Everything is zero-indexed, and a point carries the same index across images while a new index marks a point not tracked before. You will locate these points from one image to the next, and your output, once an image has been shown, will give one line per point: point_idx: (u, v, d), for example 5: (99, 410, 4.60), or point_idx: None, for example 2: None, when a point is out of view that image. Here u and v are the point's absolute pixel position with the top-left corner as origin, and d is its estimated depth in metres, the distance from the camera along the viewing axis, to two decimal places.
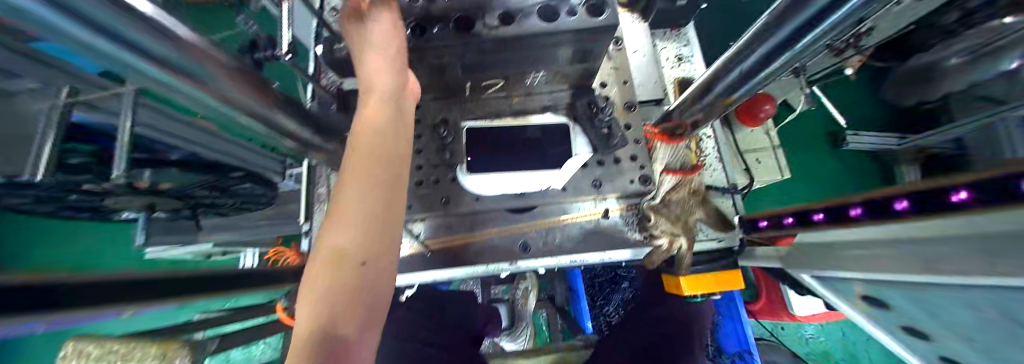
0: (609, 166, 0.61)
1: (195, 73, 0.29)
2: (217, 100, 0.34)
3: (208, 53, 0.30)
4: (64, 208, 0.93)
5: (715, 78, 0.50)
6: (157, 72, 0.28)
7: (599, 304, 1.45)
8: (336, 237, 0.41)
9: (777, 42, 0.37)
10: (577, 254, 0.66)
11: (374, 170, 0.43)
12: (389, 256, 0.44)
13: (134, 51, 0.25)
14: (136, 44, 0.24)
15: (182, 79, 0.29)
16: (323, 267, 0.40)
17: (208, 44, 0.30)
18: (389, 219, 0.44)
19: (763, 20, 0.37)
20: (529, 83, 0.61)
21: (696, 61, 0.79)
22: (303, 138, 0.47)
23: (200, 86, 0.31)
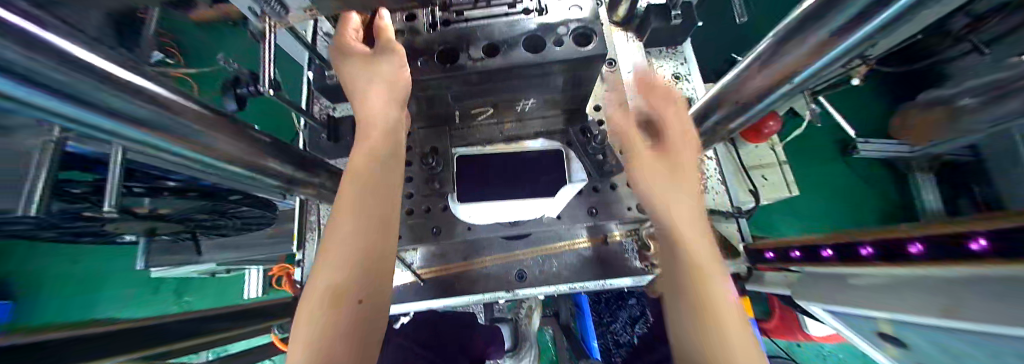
0: (604, 193, 0.59)
1: (167, 125, 0.29)
2: (191, 149, 0.33)
3: (180, 105, 0.29)
4: (64, 234, 0.93)
5: (712, 104, 0.49)
6: (127, 131, 0.27)
7: (606, 321, 1.36)
8: (324, 273, 0.40)
9: (780, 70, 0.36)
10: (575, 283, 0.63)
11: (363, 203, 0.42)
12: (381, 293, 0.42)
13: (107, 114, 0.24)
14: (110, 108, 0.24)
15: (153, 133, 0.28)
16: (309, 306, 0.38)
17: (193, 106, 0.30)
18: (381, 253, 0.43)
19: (766, 45, 0.36)
20: (520, 110, 0.61)
21: (695, 79, 0.77)
22: (283, 174, 0.46)
23: (170, 137, 0.30)
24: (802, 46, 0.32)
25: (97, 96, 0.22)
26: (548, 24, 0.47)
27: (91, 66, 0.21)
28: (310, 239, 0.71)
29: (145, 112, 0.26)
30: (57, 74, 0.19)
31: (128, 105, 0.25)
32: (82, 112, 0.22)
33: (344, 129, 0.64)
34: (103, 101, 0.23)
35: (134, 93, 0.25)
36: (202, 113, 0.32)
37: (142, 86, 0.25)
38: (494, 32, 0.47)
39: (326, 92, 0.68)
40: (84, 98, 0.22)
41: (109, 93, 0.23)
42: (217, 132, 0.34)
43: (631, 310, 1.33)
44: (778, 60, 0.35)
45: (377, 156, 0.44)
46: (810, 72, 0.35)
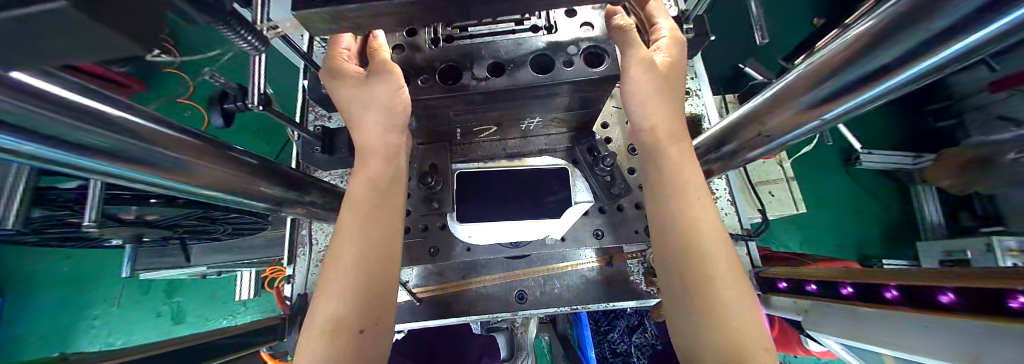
0: (613, 215, 0.56)
1: (137, 154, 0.27)
2: (165, 177, 0.31)
3: (154, 132, 0.27)
4: (48, 239, 0.90)
5: (728, 132, 0.47)
6: (90, 162, 0.25)
7: (604, 330, 1.33)
8: (325, 305, 0.37)
9: (805, 103, 0.34)
10: (579, 305, 0.60)
11: (364, 229, 0.41)
12: (384, 322, 0.40)
13: (61, 147, 0.22)
14: (66, 139, 0.22)
15: (119, 164, 0.27)
16: (310, 341, 0.35)
17: (164, 128, 0.29)
18: (387, 279, 0.41)
19: (793, 77, 0.35)
20: (524, 128, 0.58)
21: (706, 94, 0.77)
22: (267, 194, 0.44)
23: (138, 166, 0.28)
24: (835, 81, 0.30)
25: (50, 128, 0.21)
26: (559, 42, 0.45)
27: (46, 97, 0.19)
28: (300, 254, 0.71)
29: (109, 142, 0.24)
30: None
31: (90, 136, 0.23)
32: (33, 144, 0.21)
33: (339, 141, 0.62)
34: (57, 133, 0.21)
35: (98, 123, 0.23)
36: (176, 139, 0.30)
37: (108, 114, 0.24)
38: (501, 50, 0.45)
39: (323, 102, 0.66)
40: (30, 129, 0.20)
41: (64, 125, 0.21)
42: (198, 158, 0.32)
43: (628, 320, 1.32)
44: (800, 93, 0.34)
45: (378, 180, 0.44)
46: (842, 110, 0.33)
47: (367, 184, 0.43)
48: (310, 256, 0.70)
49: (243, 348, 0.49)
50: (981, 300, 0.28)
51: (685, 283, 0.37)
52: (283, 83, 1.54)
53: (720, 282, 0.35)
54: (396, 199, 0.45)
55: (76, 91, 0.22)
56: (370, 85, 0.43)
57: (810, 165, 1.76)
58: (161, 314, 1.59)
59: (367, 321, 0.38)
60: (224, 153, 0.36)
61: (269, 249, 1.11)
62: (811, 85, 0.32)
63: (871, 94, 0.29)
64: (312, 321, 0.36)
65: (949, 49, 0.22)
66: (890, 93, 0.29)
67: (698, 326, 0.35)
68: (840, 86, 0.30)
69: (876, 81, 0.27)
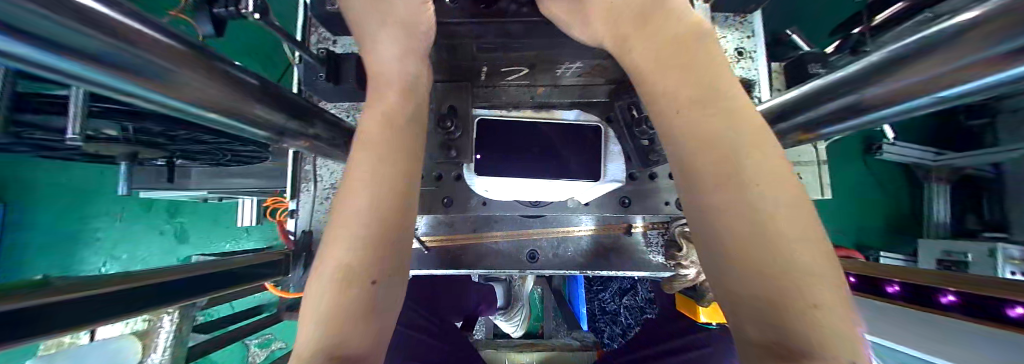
0: (641, 183, 0.52)
1: (127, 63, 0.22)
2: (164, 93, 0.26)
3: (142, 35, 0.21)
4: (45, 151, 0.87)
5: (797, 104, 0.41)
6: (83, 70, 0.20)
7: (596, 289, 1.39)
8: (334, 253, 0.34)
9: (919, 79, 0.27)
10: (588, 268, 0.59)
11: (375, 174, 0.36)
12: (397, 272, 0.37)
13: (49, 48, 0.17)
14: (54, 40, 0.17)
15: (114, 74, 0.22)
16: (318, 288, 0.33)
17: (163, 34, 0.23)
18: (398, 230, 0.37)
19: (888, 52, 0.29)
20: (558, 74, 0.50)
21: (761, 58, 0.68)
22: (273, 122, 0.39)
23: (145, 83, 0.24)
24: (958, 59, 0.23)
25: (28, 20, 0.15)
26: None
27: None
28: (304, 189, 0.68)
29: (98, 45, 0.19)
30: None
31: (94, 43, 0.19)
32: (19, 44, 0.16)
33: (347, 71, 0.55)
34: (39, 30, 0.16)
35: (84, 20, 0.18)
36: (170, 47, 0.24)
37: (104, 14, 0.19)
38: None
39: (328, 22, 0.57)
40: (10, 26, 0.15)
41: (58, 23, 0.16)
42: (201, 74, 0.27)
43: (621, 283, 1.37)
44: (911, 67, 0.27)
45: (393, 120, 0.38)
46: (954, 92, 0.25)
47: (381, 123, 0.38)
48: (315, 193, 0.67)
49: (243, 282, 0.48)
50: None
51: (743, 270, 0.32)
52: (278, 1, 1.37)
53: (803, 272, 0.29)
54: (412, 146, 0.40)
55: None
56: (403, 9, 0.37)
57: (834, 151, 1.68)
58: (167, 232, 1.64)
59: (378, 272, 0.35)
60: (226, 73, 0.30)
61: (269, 182, 1.08)
62: (932, 63, 0.25)
63: (996, 79, 0.22)
64: (321, 267, 0.34)
65: None
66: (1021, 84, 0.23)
67: (755, 316, 0.31)
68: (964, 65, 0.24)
69: (1001, 67, 0.21)
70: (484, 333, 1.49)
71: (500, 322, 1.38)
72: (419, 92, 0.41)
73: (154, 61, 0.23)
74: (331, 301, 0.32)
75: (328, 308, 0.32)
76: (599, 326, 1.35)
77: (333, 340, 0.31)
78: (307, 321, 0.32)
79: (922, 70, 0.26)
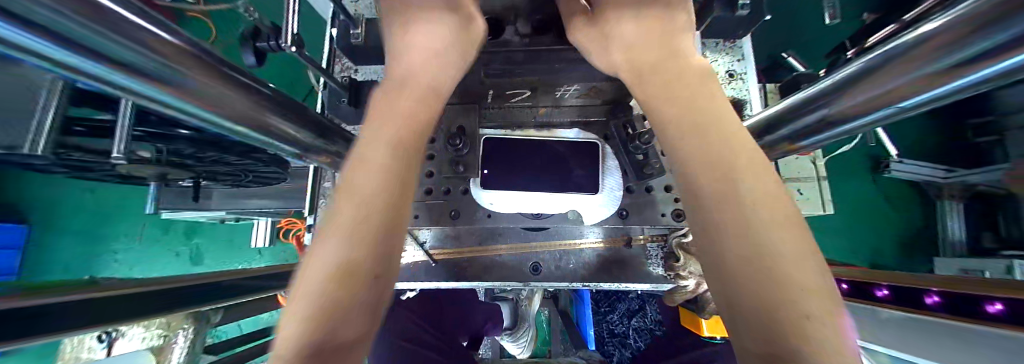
0: (639, 196, 0.55)
1: (175, 80, 0.26)
2: (211, 110, 0.31)
3: (190, 57, 0.26)
4: (83, 171, 0.94)
5: (780, 119, 0.44)
6: (139, 86, 0.25)
7: (603, 311, 1.37)
8: (328, 246, 0.33)
9: (879, 92, 0.30)
10: (590, 281, 0.61)
11: (383, 171, 0.37)
12: (394, 267, 0.38)
13: (116, 66, 0.22)
14: (112, 56, 0.21)
15: (163, 89, 0.26)
16: (311, 281, 0.32)
17: (205, 56, 0.28)
18: (399, 227, 0.38)
19: (853, 68, 0.32)
20: (558, 96, 0.55)
21: (751, 79, 0.72)
22: (298, 139, 0.44)
23: (189, 97, 0.28)
24: (914, 70, 0.26)
25: (98, 43, 0.20)
26: None
27: (98, 10, 0.19)
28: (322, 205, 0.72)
29: (153, 65, 0.24)
30: (43, 9, 0.16)
31: (141, 58, 0.23)
32: (87, 61, 0.20)
33: (365, 95, 0.60)
34: (108, 50, 0.21)
35: (146, 44, 0.22)
36: (216, 70, 0.29)
37: (158, 37, 0.23)
38: None
39: (352, 53, 0.64)
40: (85, 46, 0.19)
41: (116, 40, 0.20)
42: (239, 94, 0.32)
43: (629, 303, 1.35)
44: (873, 80, 0.30)
45: (408, 125, 0.40)
46: (917, 101, 0.29)
47: (392, 124, 0.39)
48: None
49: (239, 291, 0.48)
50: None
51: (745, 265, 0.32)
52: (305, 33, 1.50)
53: (789, 268, 0.30)
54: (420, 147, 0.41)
55: (139, 15, 0.22)
56: (426, 44, 0.45)
57: (839, 169, 1.68)
58: (181, 251, 1.69)
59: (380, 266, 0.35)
60: (261, 93, 0.35)
61: (286, 200, 1.13)
62: (892, 75, 0.28)
63: (952, 86, 0.25)
64: (316, 259, 0.33)
65: (993, 67, 0.21)
66: (965, 91, 0.25)
67: (756, 312, 0.31)
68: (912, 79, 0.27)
69: (955, 74, 0.23)
70: (491, 355, 1.46)
71: (506, 344, 1.36)
72: (434, 104, 0.44)
73: (197, 79, 0.27)
74: (327, 295, 0.31)
75: (326, 302, 0.31)
76: (608, 349, 1.31)
77: (329, 332, 0.31)
78: (295, 315, 0.31)
79: (882, 83, 0.29)
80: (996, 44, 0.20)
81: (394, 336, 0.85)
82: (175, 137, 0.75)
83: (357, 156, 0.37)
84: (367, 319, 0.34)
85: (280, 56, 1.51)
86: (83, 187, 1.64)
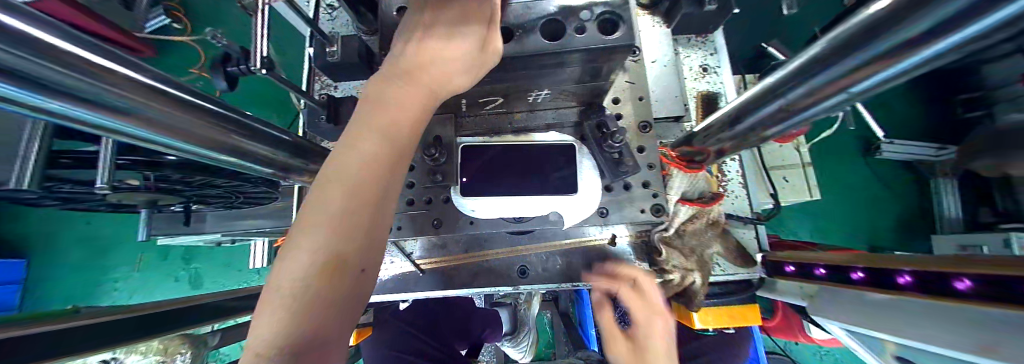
0: (617, 194, 0.55)
1: (149, 115, 0.27)
2: (175, 137, 0.31)
3: (162, 93, 0.27)
4: (75, 203, 0.94)
5: (743, 111, 0.44)
6: (98, 118, 0.25)
7: None
8: (305, 240, 0.32)
9: (840, 75, 0.29)
10: (580, 281, 0.60)
11: (362, 163, 0.35)
12: (380, 257, 0.37)
13: (80, 103, 0.23)
14: (85, 98, 0.22)
15: (139, 123, 0.27)
16: (289, 276, 0.31)
17: (179, 90, 0.29)
18: (381, 217, 0.36)
19: (804, 57, 0.32)
20: (531, 100, 0.56)
21: (725, 72, 0.73)
22: (276, 161, 0.45)
23: (166, 130, 0.29)
24: (862, 53, 0.25)
25: (63, 82, 0.20)
26: (571, 8, 0.43)
27: (71, 62, 0.20)
28: None
29: (114, 99, 0.24)
30: (16, 62, 0.18)
31: (115, 98, 0.24)
32: (51, 100, 0.21)
33: (344, 112, 0.62)
34: (74, 88, 0.21)
35: (110, 79, 0.23)
36: (180, 99, 0.29)
37: (129, 78, 0.24)
38: (509, 15, 0.44)
39: (328, 71, 0.65)
40: (47, 87, 0.20)
41: (88, 84, 0.22)
42: (215, 125, 0.33)
43: None
44: (823, 66, 0.30)
45: (396, 122, 0.38)
46: (871, 83, 0.28)
47: (373, 118, 0.37)
48: None
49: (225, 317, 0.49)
50: (992, 288, 0.30)
51: None
52: (289, 52, 1.51)
53: None
54: (408, 144, 0.39)
55: (111, 59, 0.23)
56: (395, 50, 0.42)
57: (831, 154, 1.69)
58: (179, 277, 1.68)
59: (365, 259, 0.35)
60: (242, 124, 0.37)
61: (279, 220, 1.13)
62: (840, 62, 0.28)
63: (895, 70, 0.25)
64: (292, 252, 0.31)
65: (927, 50, 0.22)
66: (906, 73, 0.26)
67: None
68: (846, 72, 0.28)
69: (907, 53, 0.23)
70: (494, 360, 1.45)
71: (507, 349, 1.36)
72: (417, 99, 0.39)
73: (170, 111, 0.28)
74: (303, 288, 0.30)
75: (308, 296, 0.30)
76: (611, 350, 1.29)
77: (304, 325, 0.30)
78: (272, 308, 0.30)
79: (834, 70, 0.29)
80: (925, 25, 0.20)
81: (390, 344, 0.87)
82: (162, 164, 0.75)
83: (343, 148, 0.35)
84: (348, 309, 0.34)
85: (264, 80, 1.54)
86: (81, 218, 1.65)
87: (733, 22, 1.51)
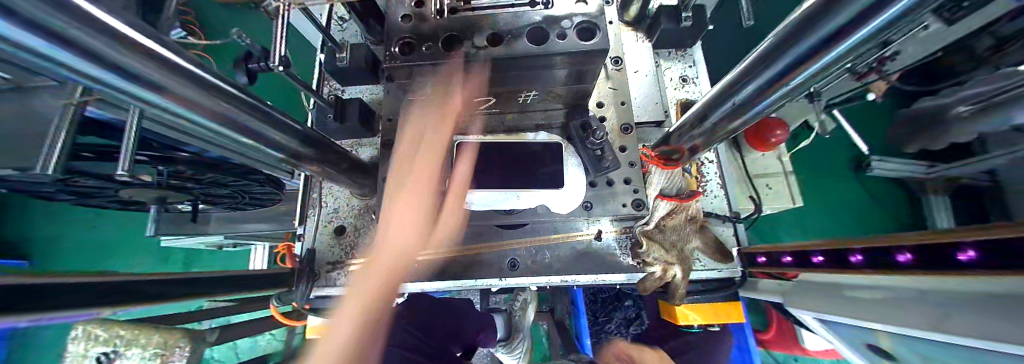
0: (600, 189, 0.61)
1: (194, 97, 0.32)
2: (209, 117, 0.36)
3: (206, 81, 0.32)
4: (88, 198, 0.98)
5: (709, 109, 0.49)
6: (158, 99, 0.30)
7: (602, 320, 1.34)
8: None
9: (785, 67, 0.33)
10: (568, 274, 0.63)
11: None
12: None
13: (147, 86, 0.27)
14: (152, 82, 0.27)
15: (185, 104, 0.32)
16: None
17: (218, 79, 0.34)
18: None
19: (753, 57, 0.38)
20: (522, 101, 0.61)
21: (703, 82, 0.79)
22: (289, 148, 0.49)
23: (203, 111, 0.34)
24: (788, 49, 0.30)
25: (140, 68, 0.25)
26: (554, 17, 0.50)
27: (145, 52, 0.25)
28: (311, 215, 0.76)
29: (173, 84, 0.29)
30: (114, 53, 0.23)
31: (174, 83, 0.29)
32: (127, 82, 0.26)
33: (352, 111, 0.68)
34: (145, 73, 0.26)
35: (170, 68, 0.28)
36: (218, 87, 0.34)
37: (187, 68, 0.30)
38: (500, 23, 0.51)
39: (338, 75, 0.71)
40: (131, 72, 0.25)
41: (156, 70, 0.27)
42: (242, 109, 0.38)
43: (626, 312, 1.34)
44: (767, 63, 0.35)
45: None
46: (805, 77, 0.33)
47: None
48: (318, 217, 0.75)
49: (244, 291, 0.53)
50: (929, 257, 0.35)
51: None
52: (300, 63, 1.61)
53: None
54: None
55: (174, 51, 0.28)
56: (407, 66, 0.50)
57: (820, 168, 1.74)
58: None
59: None
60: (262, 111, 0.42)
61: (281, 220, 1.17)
62: (777, 57, 0.33)
63: (818, 64, 0.30)
64: None
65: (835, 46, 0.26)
66: (827, 68, 0.31)
67: None
68: (784, 66, 0.33)
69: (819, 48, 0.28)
70: None
71: (501, 356, 1.34)
72: None
73: (208, 96, 0.33)
74: None
75: None
76: None
77: None
78: None
79: (774, 64, 0.34)
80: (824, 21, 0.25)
81: None
82: (177, 160, 0.80)
83: None
84: None
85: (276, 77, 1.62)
86: (88, 220, 1.70)
87: (719, 42, 1.60)
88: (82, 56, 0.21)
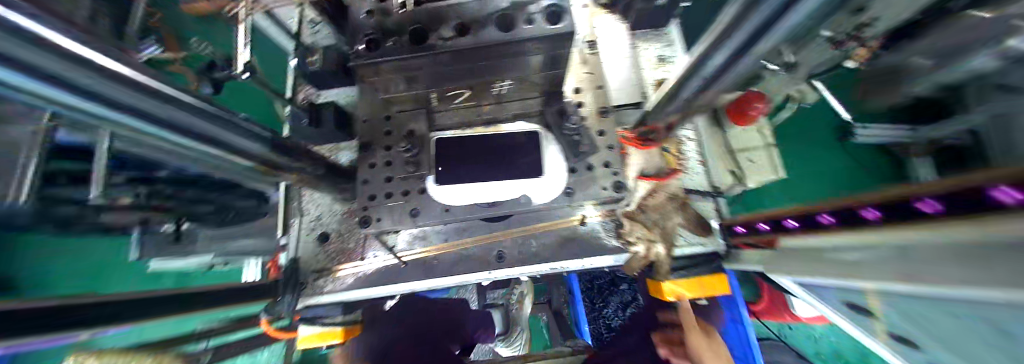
0: (581, 174, 0.60)
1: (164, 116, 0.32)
2: (181, 134, 0.36)
3: (176, 99, 0.32)
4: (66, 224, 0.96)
5: (682, 85, 0.49)
6: (126, 118, 0.30)
7: (598, 306, 1.38)
8: None
9: (742, 35, 0.34)
10: (557, 261, 0.63)
11: None
12: None
13: (109, 106, 0.27)
14: (117, 103, 0.27)
15: (156, 123, 0.32)
16: None
17: (189, 95, 0.34)
18: None
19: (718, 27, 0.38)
20: (496, 92, 0.60)
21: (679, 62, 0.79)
22: (262, 158, 0.49)
23: (174, 128, 0.34)
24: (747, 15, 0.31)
25: (102, 90, 0.25)
26: (522, 2, 0.49)
27: (110, 73, 0.25)
28: (294, 224, 0.73)
29: (142, 104, 0.29)
30: (76, 75, 0.23)
31: (142, 102, 0.29)
32: (89, 103, 0.26)
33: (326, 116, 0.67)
34: (110, 95, 0.26)
35: (134, 87, 0.28)
36: (191, 104, 0.34)
37: (153, 87, 0.30)
38: (467, 11, 0.49)
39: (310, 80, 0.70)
40: (93, 93, 0.25)
41: (119, 90, 0.26)
42: (215, 124, 0.38)
43: (622, 296, 1.36)
44: (731, 31, 0.35)
45: None
46: (767, 42, 0.33)
47: None
48: (302, 226, 0.73)
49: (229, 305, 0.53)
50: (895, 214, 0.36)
51: None
52: None
53: None
54: None
55: (139, 70, 0.28)
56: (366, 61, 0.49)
57: None
58: None
59: None
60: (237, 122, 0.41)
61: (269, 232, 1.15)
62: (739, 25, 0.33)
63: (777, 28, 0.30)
64: None
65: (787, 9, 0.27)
66: (787, 30, 0.31)
67: None
68: (747, 32, 0.33)
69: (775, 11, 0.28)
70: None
71: (501, 350, 1.34)
72: None
73: (181, 113, 0.33)
74: None
75: None
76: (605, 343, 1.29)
77: None
78: None
79: (737, 32, 0.34)
80: None
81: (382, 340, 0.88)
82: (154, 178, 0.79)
83: None
84: None
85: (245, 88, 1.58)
86: None
87: None
88: (38, 80, 0.21)
